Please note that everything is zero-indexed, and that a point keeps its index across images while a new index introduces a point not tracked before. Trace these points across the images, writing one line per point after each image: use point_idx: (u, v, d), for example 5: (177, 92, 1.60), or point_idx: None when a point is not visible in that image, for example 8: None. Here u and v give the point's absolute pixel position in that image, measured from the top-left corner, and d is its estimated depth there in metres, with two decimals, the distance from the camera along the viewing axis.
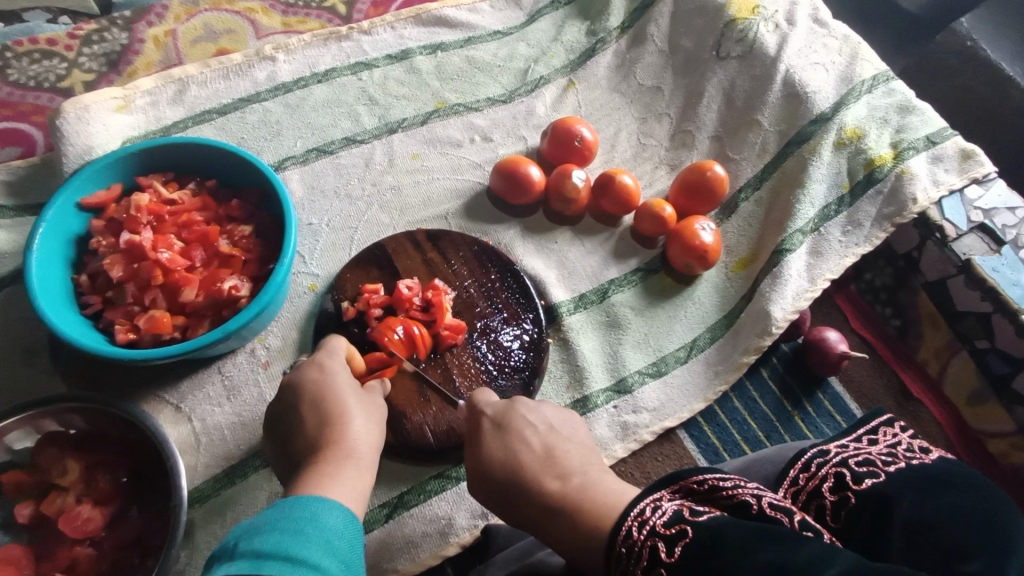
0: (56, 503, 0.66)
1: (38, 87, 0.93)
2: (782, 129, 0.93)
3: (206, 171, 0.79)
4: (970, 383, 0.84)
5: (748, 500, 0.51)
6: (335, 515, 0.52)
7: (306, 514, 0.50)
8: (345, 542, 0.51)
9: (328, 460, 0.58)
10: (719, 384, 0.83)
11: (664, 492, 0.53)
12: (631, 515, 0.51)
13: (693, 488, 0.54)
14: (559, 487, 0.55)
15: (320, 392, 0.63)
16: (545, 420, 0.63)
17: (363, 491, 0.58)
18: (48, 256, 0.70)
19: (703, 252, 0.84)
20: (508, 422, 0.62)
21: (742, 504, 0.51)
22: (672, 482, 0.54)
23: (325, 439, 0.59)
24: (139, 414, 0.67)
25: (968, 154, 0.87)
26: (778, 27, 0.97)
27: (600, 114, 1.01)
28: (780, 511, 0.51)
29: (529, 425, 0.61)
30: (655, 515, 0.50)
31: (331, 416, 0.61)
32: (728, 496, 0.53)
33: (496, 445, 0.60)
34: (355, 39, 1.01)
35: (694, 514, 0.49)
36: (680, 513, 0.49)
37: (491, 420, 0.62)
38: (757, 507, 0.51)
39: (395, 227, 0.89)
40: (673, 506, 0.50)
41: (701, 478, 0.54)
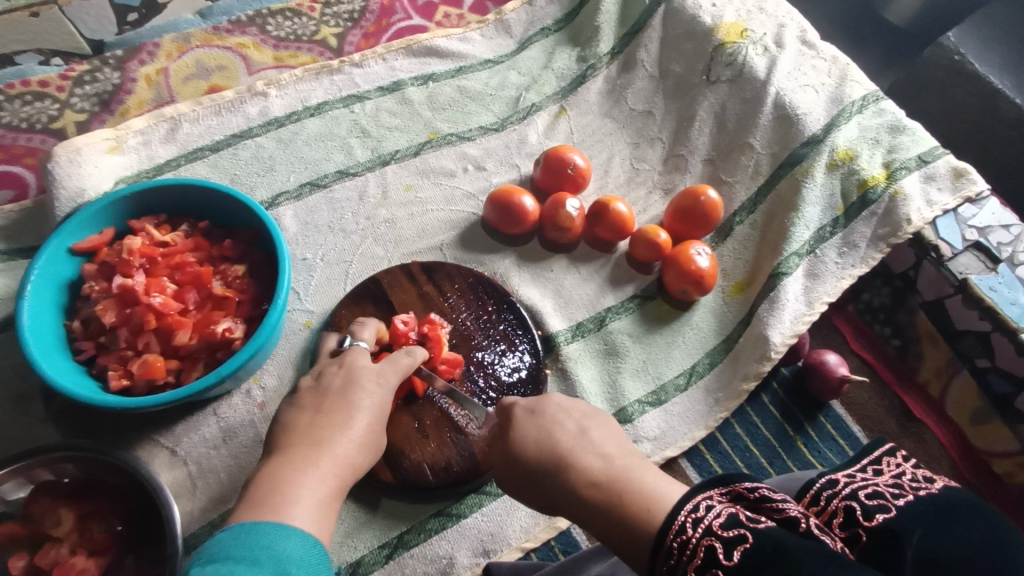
0: (50, 554, 0.65)
1: (31, 128, 0.94)
2: (774, 152, 0.93)
3: (199, 211, 0.79)
4: (972, 402, 0.84)
5: (795, 516, 0.44)
6: (294, 541, 0.49)
7: (262, 542, 0.48)
8: (303, 569, 0.48)
9: (316, 463, 0.57)
10: (720, 411, 0.82)
11: (712, 492, 0.47)
12: (684, 511, 0.46)
13: (742, 494, 0.47)
14: (602, 466, 0.52)
15: (331, 389, 0.64)
16: (577, 406, 0.60)
17: (335, 509, 0.56)
18: (40, 302, 0.69)
19: (699, 277, 0.83)
20: (543, 408, 0.59)
21: (789, 521, 0.44)
22: (722, 484, 0.48)
23: (322, 439, 0.59)
24: (133, 461, 0.66)
25: (960, 173, 0.86)
26: (767, 49, 0.98)
27: (592, 140, 1.01)
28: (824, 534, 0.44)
29: (563, 411, 0.59)
30: (709, 515, 0.45)
31: (333, 413, 0.62)
32: (776, 509, 0.45)
33: (530, 427, 0.58)
34: (347, 71, 1.01)
35: (751, 519, 0.44)
36: (736, 516, 0.44)
37: (524, 407, 0.60)
38: (804, 526, 0.43)
39: (390, 259, 0.89)
40: (727, 508, 0.45)
41: (751, 485, 0.47)
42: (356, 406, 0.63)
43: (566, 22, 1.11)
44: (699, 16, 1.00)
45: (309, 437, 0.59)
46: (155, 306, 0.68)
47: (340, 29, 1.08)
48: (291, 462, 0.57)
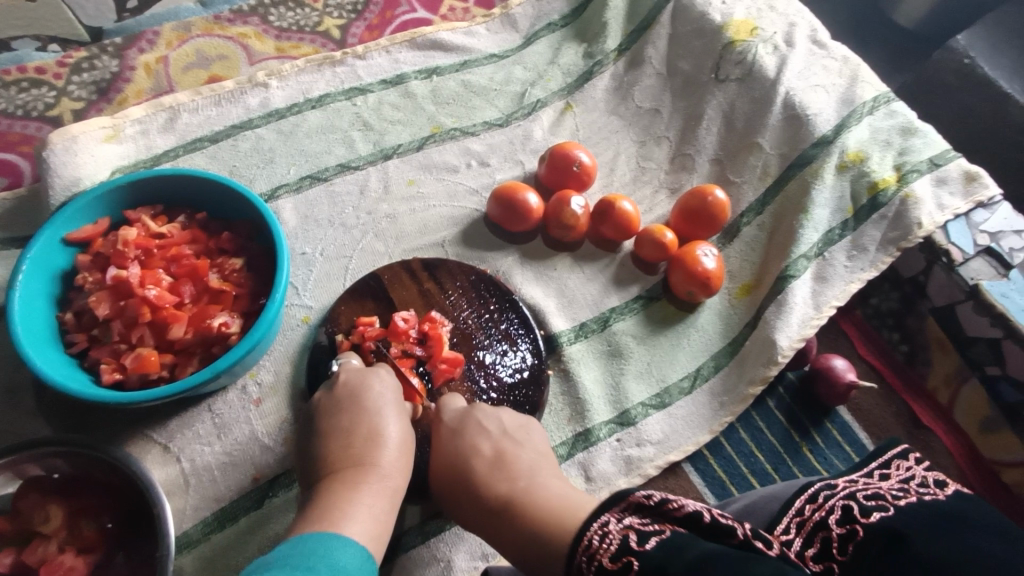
0: (38, 551, 0.63)
1: (27, 116, 0.92)
2: (783, 152, 0.92)
3: (197, 203, 0.78)
4: (981, 411, 0.82)
5: (697, 512, 0.50)
6: (349, 551, 0.52)
7: (321, 549, 0.51)
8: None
9: (367, 483, 0.60)
10: (725, 415, 0.80)
11: (611, 515, 0.53)
12: (581, 548, 0.51)
13: (641, 504, 0.53)
14: (507, 487, 0.61)
15: (360, 402, 0.65)
16: (500, 425, 0.67)
17: (388, 521, 0.60)
18: (32, 293, 0.68)
19: (706, 279, 0.82)
20: (465, 428, 0.67)
21: (692, 517, 0.50)
22: (620, 501, 0.54)
23: (368, 457, 0.61)
24: (126, 458, 0.65)
25: (973, 176, 0.85)
26: (777, 48, 0.96)
27: (598, 138, 1.00)
28: (729, 520, 0.50)
29: (482, 430, 0.67)
30: (603, 545, 0.50)
31: (369, 431, 0.63)
32: (674, 509, 0.51)
33: (450, 446, 0.67)
34: (350, 63, 0.99)
35: (640, 542, 0.49)
36: (627, 542, 0.49)
37: (449, 426, 0.68)
38: (709, 518, 0.50)
39: (391, 255, 0.88)
40: (619, 534, 0.50)
41: (647, 493, 0.53)
42: (390, 420, 0.64)
43: (573, 17, 1.10)
44: (708, 13, 0.99)
45: (352, 458, 0.61)
46: (149, 299, 0.67)
47: (344, 21, 1.06)
48: (344, 486, 0.59)
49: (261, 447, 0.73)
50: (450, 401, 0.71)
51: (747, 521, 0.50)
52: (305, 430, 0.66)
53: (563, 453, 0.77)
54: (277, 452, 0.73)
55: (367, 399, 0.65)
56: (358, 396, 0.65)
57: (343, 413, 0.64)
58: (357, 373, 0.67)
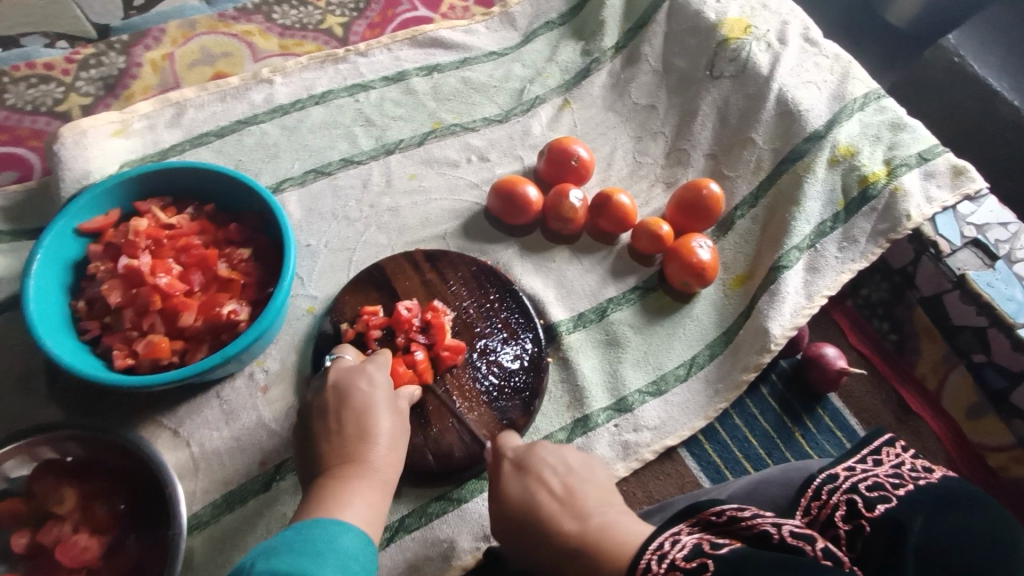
0: (54, 531, 0.64)
1: (36, 111, 0.94)
2: (776, 147, 0.94)
3: (205, 195, 0.79)
4: (968, 397, 0.84)
5: (768, 530, 0.51)
6: (352, 534, 0.55)
7: (323, 537, 0.53)
8: (360, 561, 0.54)
9: (357, 478, 0.61)
10: (719, 401, 0.83)
11: (681, 527, 0.52)
12: (649, 550, 0.50)
13: (711, 520, 0.53)
14: (577, 527, 0.56)
15: (349, 399, 0.66)
16: (564, 460, 0.64)
17: (384, 509, 0.61)
18: (45, 281, 0.70)
19: (701, 269, 0.84)
20: (529, 467, 0.63)
21: (763, 534, 0.51)
22: (691, 514, 0.54)
23: (358, 454, 0.62)
24: (139, 441, 0.67)
25: (960, 170, 0.88)
26: (770, 46, 0.98)
27: (595, 133, 1.02)
28: (801, 539, 0.50)
29: (547, 467, 0.63)
30: (673, 549, 0.50)
31: (359, 427, 0.64)
32: (746, 527, 0.52)
33: (516, 486, 0.62)
34: (353, 61, 1.01)
35: (713, 547, 0.49)
36: (699, 546, 0.49)
37: (510, 462, 0.65)
38: (778, 536, 0.50)
39: (394, 247, 0.90)
40: (692, 540, 0.50)
41: (718, 510, 0.53)
42: (380, 416, 0.65)
43: (571, 16, 1.12)
44: (703, 12, 1.01)
45: (343, 455, 0.63)
46: (160, 287, 0.69)
47: (346, 19, 1.08)
48: (336, 484, 0.60)
49: (268, 432, 0.75)
50: (508, 439, 0.69)
51: (817, 540, 0.50)
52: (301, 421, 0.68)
53: (562, 438, 0.79)
54: (284, 437, 0.75)
55: (354, 398, 0.66)
56: (346, 395, 0.66)
57: (332, 413, 0.65)
58: (346, 373, 0.68)
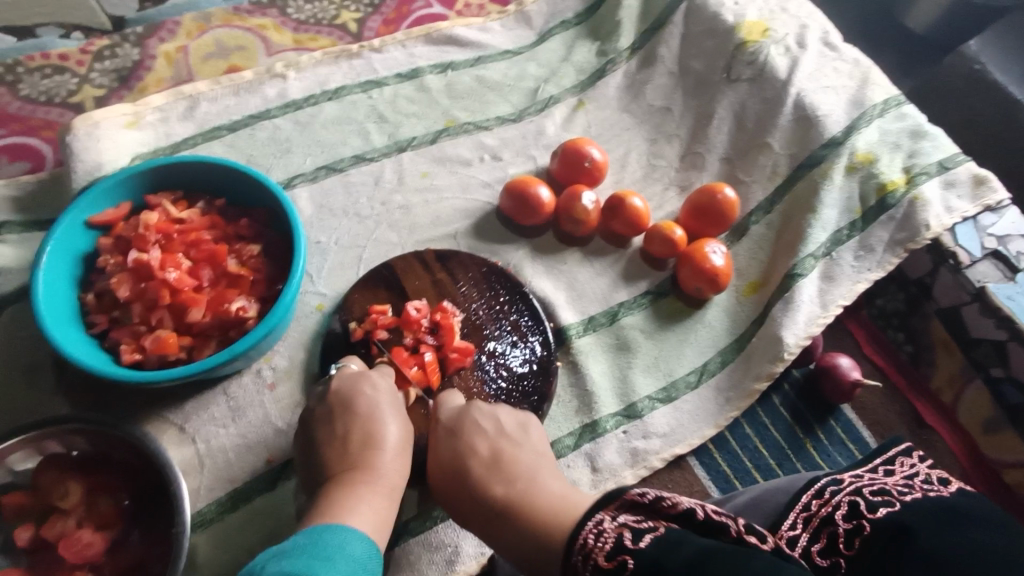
0: (56, 527, 0.65)
1: (49, 101, 0.93)
2: (793, 152, 0.93)
3: (216, 189, 0.79)
4: (984, 411, 0.83)
5: (691, 509, 0.51)
6: (361, 542, 0.55)
7: (334, 542, 0.53)
8: (367, 569, 0.54)
9: (365, 484, 0.61)
10: (730, 410, 0.82)
11: (605, 514, 0.53)
12: (577, 547, 0.51)
13: (636, 501, 0.53)
14: (503, 490, 0.60)
15: (351, 405, 0.66)
16: (497, 425, 0.67)
17: (389, 518, 0.61)
18: (55, 274, 0.69)
19: (714, 275, 0.83)
20: (463, 429, 0.66)
21: (687, 513, 0.51)
22: (614, 499, 0.54)
23: (364, 460, 0.62)
24: (144, 437, 0.66)
25: (981, 180, 0.86)
26: (789, 49, 0.97)
27: (610, 135, 1.01)
28: (723, 514, 0.51)
29: (478, 429, 0.66)
30: (598, 545, 0.50)
31: (364, 435, 0.64)
32: (670, 506, 0.52)
33: (447, 448, 0.66)
34: (366, 57, 1.01)
35: (634, 540, 0.48)
36: (621, 540, 0.49)
37: (446, 426, 0.67)
38: (702, 515, 0.51)
39: (404, 246, 0.89)
40: (614, 531, 0.50)
41: (642, 491, 0.53)
42: (386, 423, 0.65)
43: (587, 16, 1.11)
44: (721, 13, 1.00)
45: (348, 462, 0.62)
46: (169, 282, 0.68)
47: (361, 15, 1.07)
48: (345, 490, 0.60)
49: (275, 430, 0.75)
50: (448, 398, 0.71)
51: (740, 518, 0.51)
52: (306, 432, 0.67)
53: (570, 444, 0.78)
54: (290, 436, 0.75)
55: (357, 405, 0.66)
56: (349, 399, 0.66)
57: (337, 420, 0.65)
58: (348, 381, 0.68)
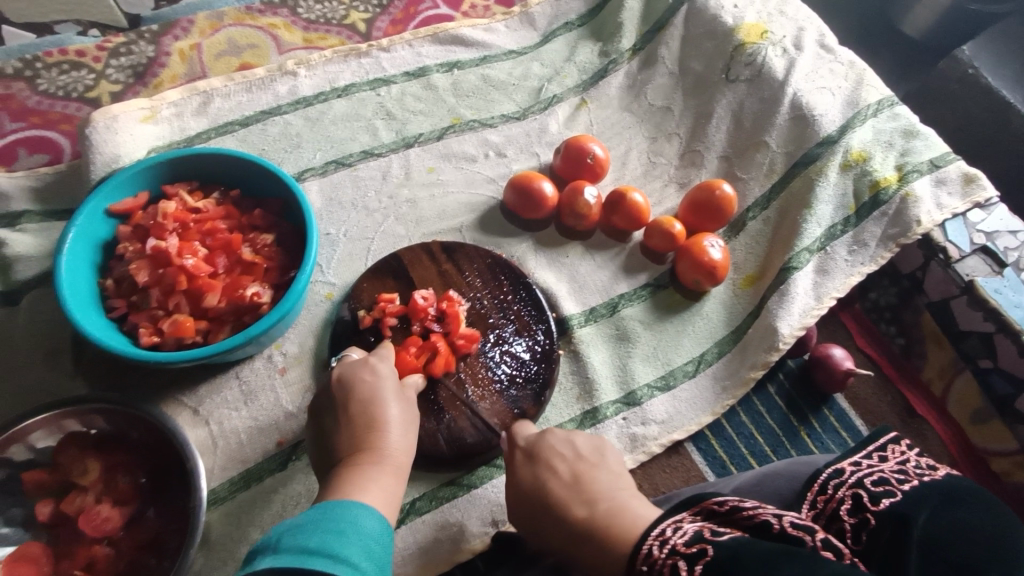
0: (76, 502, 0.67)
1: (67, 96, 0.96)
2: (789, 151, 0.96)
3: (230, 181, 0.82)
4: (973, 402, 0.85)
5: (769, 520, 0.52)
6: (373, 519, 0.57)
7: (347, 518, 0.55)
8: (381, 543, 0.56)
9: (372, 464, 0.63)
10: (727, 398, 0.84)
11: (684, 515, 0.55)
12: (651, 536, 0.53)
13: (714, 509, 0.55)
14: (586, 513, 0.58)
15: (354, 391, 0.67)
16: (572, 447, 0.66)
17: (398, 495, 0.63)
18: (76, 259, 0.72)
19: (712, 268, 0.85)
20: (539, 452, 0.66)
21: (763, 524, 0.52)
22: (694, 503, 0.55)
23: (370, 442, 0.64)
24: (161, 417, 0.69)
25: (971, 178, 0.89)
26: (786, 51, 1.00)
27: (611, 133, 1.04)
28: (801, 530, 0.50)
29: (557, 453, 0.65)
30: (674, 535, 0.52)
31: (368, 418, 0.66)
32: (747, 517, 0.53)
33: (527, 475, 0.65)
34: (375, 55, 1.04)
35: (714, 534, 0.50)
36: (699, 533, 0.51)
37: (523, 451, 0.67)
38: (778, 527, 0.51)
39: (410, 238, 0.91)
40: (693, 527, 0.52)
41: (721, 500, 0.55)
42: (387, 404, 0.67)
43: (589, 18, 1.14)
44: (720, 16, 1.03)
45: (353, 445, 0.64)
46: (187, 268, 0.71)
47: (369, 15, 1.10)
48: (353, 473, 0.62)
49: (285, 413, 0.77)
50: (521, 428, 0.71)
51: (819, 531, 0.50)
52: (315, 417, 0.69)
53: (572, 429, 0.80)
54: (300, 419, 0.77)
55: (359, 390, 0.67)
56: (353, 386, 0.68)
57: (342, 408, 0.67)
58: (350, 368, 0.70)
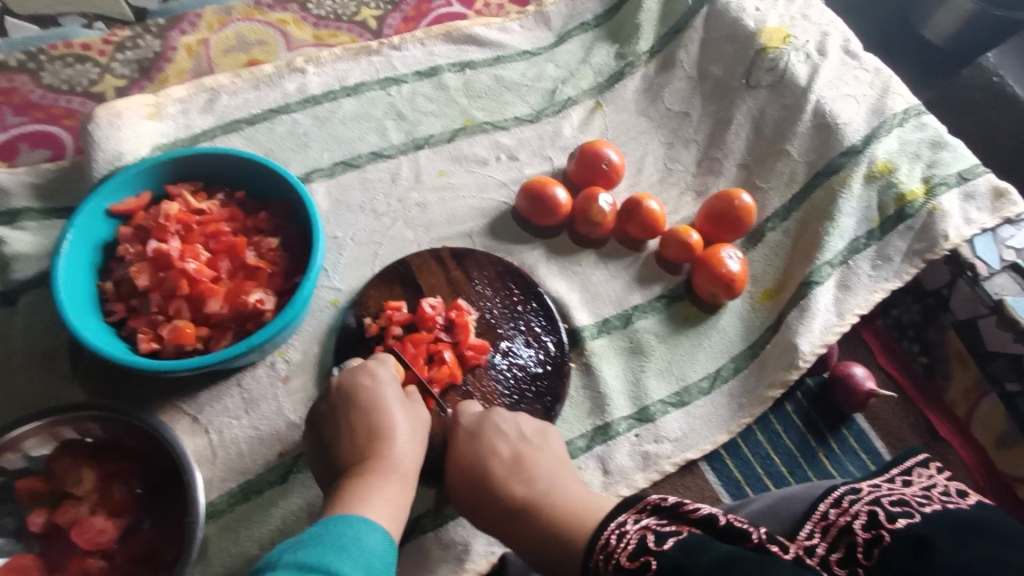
0: (70, 513, 0.65)
1: (71, 91, 0.94)
2: (811, 160, 0.92)
3: (235, 181, 0.79)
4: (998, 426, 0.81)
5: (713, 515, 0.55)
6: (375, 534, 0.55)
7: (349, 532, 0.53)
8: (383, 560, 0.54)
9: (377, 474, 0.60)
10: (743, 416, 0.81)
11: (628, 516, 0.57)
12: (599, 542, 0.56)
13: (657, 506, 0.57)
14: (525, 492, 0.63)
15: (358, 397, 0.65)
16: (517, 428, 0.68)
17: (405, 505, 0.61)
18: (75, 261, 0.70)
19: (730, 281, 0.82)
20: (483, 431, 0.67)
21: (709, 520, 0.55)
22: (636, 504, 0.58)
23: (374, 452, 0.62)
24: (159, 426, 0.66)
25: (1001, 193, 0.86)
26: (809, 57, 0.97)
27: (627, 138, 1.01)
28: (743, 524, 0.54)
29: (500, 433, 0.67)
30: (620, 545, 0.55)
31: (374, 425, 0.63)
32: (690, 511, 0.56)
33: (467, 452, 0.66)
34: (385, 53, 1.01)
35: (657, 541, 0.53)
36: (644, 541, 0.54)
37: (465, 429, 0.68)
38: (723, 521, 0.54)
39: (419, 243, 0.89)
40: (636, 533, 0.55)
41: (662, 497, 0.57)
42: (391, 413, 0.64)
43: (606, 18, 1.11)
44: (741, 19, 0.99)
45: (357, 454, 0.62)
46: (188, 272, 0.68)
47: (380, 12, 1.08)
48: (356, 484, 0.59)
49: (287, 423, 0.75)
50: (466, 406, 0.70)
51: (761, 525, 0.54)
52: (316, 422, 0.67)
53: (582, 445, 0.78)
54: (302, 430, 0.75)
55: (360, 398, 0.65)
56: (355, 391, 0.65)
57: (343, 415, 0.64)
58: (350, 373, 0.67)
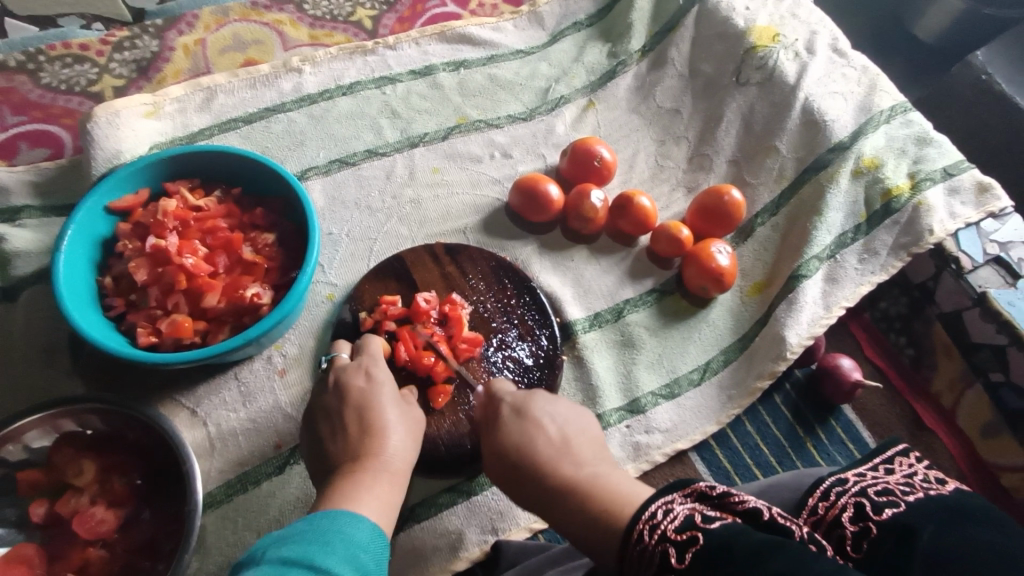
0: (71, 503, 0.66)
1: (70, 90, 0.95)
2: (800, 156, 0.94)
3: (232, 179, 0.81)
4: (983, 416, 0.83)
5: (758, 507, 0.48)
6: (361, 527, 0.54)
7: (333, 526, 0.53)
8: (370, 553, 0.53)
9: (368, 471, 0.60)
10: (732, 408, 0.83)
11: (675, 495, 0.50)
12: (642, 519, 0.49)
13: (705, 492, 0.49)
14: (572, 473, 0.55)
15: (353, 395, 0.66)
16: (560, 408, 0.61)
17: (396, 504, 0.61)
18: (75, 256, 0.71)
19: (719, 275, 0.84)
20: (528, 410, 0.61)
21: (753, 512, 0.48)
22: (684, 486, 0.50)
23: (366, 448, 0.62)
24: (158, 418, 0.67)
25: (984, 187, 0.87)
26: (798, 55, 0.98)
27: (618, 135, 1.02)
28: (789, 518, 0.47)
29: (545, 414, 0.60)
30: (666, 519, 0.48)
31: (368, 423, 0.64)
32: (736, 501, 0.49)
33: (513, 430, 0.60)
34: (381, 53, 1.02)
35: (705, 520, 0.46)
36: (691, 518, 0.47)
37: (509, 406, 0.62)
38: (768, 515, 0.48)
39: (414, 239, 0.90)
40: (684, 511, 0.48)
41: (710, 483, 0.50)
42: (384, 410, 0.65)
43: (599, 17, 1.12)
44: (731, 18, 1.01)
45: (349, 452, 0.63)
46: (186, 267, 0.69)
47: (376, 12, 1.09)
48: (348, 479, 0.60)
49: (284, 415, 0.76)
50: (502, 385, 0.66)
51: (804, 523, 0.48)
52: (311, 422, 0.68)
53: None
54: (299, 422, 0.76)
55: (353, 394, 0.66)
56: (351, 389, 0.67)
57: (339, 412, 0.66)
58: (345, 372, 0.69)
